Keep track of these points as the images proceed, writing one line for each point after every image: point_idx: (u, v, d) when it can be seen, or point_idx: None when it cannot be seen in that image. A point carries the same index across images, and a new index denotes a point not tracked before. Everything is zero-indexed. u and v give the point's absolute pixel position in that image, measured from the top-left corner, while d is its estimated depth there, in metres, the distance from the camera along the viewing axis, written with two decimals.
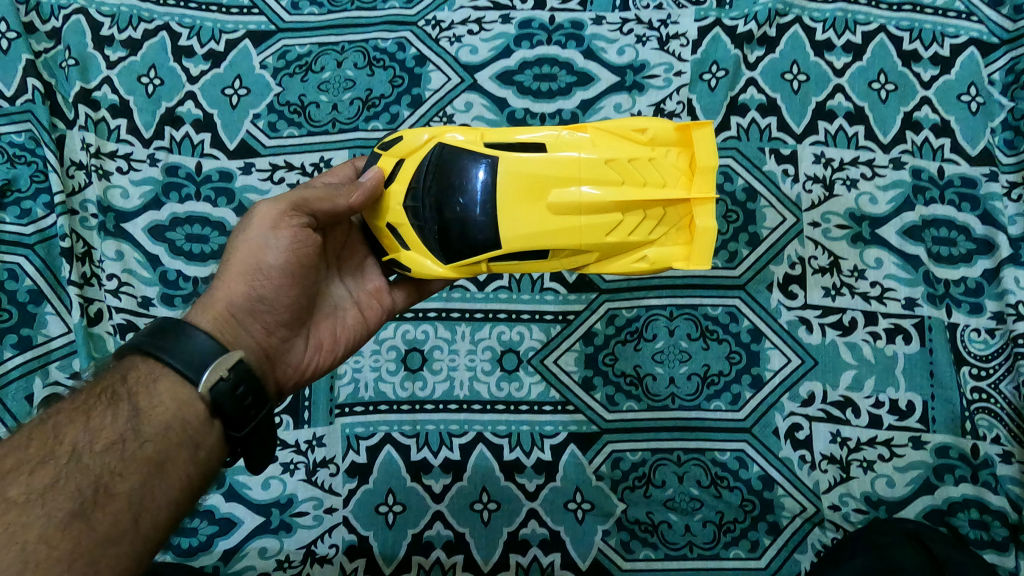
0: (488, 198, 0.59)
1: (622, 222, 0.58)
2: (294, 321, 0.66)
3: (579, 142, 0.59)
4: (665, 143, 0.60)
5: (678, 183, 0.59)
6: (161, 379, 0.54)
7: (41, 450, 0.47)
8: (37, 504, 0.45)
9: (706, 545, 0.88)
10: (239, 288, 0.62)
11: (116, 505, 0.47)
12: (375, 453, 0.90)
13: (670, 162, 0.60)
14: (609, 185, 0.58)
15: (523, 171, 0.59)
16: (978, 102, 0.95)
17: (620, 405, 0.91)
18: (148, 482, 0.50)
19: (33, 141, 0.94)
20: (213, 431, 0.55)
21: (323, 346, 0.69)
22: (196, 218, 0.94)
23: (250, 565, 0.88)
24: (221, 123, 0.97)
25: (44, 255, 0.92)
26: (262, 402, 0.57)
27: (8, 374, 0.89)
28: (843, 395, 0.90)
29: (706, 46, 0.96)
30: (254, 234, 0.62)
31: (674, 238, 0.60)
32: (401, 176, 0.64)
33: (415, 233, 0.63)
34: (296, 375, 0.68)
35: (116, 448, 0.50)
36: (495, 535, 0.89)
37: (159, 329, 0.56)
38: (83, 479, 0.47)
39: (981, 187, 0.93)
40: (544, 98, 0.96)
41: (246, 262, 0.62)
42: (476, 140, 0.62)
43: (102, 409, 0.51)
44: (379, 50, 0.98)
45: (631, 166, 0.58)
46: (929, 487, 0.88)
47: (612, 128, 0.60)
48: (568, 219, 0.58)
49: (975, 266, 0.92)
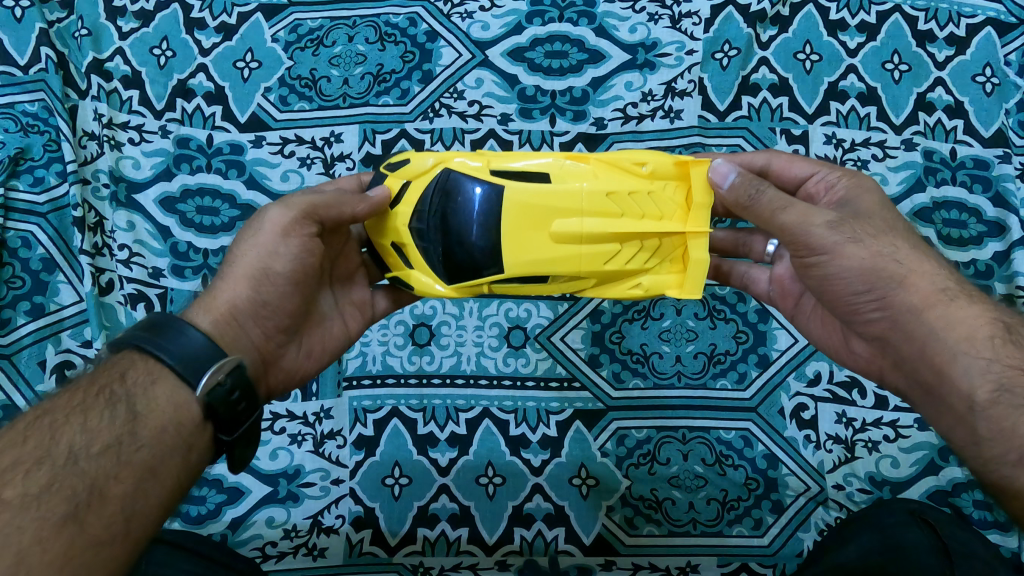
0: (490, 227, 0.60)
1: (619, 251, 0.60)
2: (291, 328, 0.65)
3: (580, 172, 0.61)
4: (664, 176, 0.61)
5: (674, 216, 0.61)
6: (159, 381, 0.54)
7: (38, 450, 0.48)
8: (32, 506, 0.45)
9: (709, 522, 0.88)
10: (244, 291, 0.61)
11: (110, 508, 0.48)
12: (382, 426, 0.91)
13: (668, 195, 0.61)
14: (608, 216, 0.60)
15: (527, 201, 0.60)
16: (993, 83, 0.95)
17: (626, 382, 0.91)
18: (142, 485, 0.50)
19: (46, 111, 0.95)
20: (204, 433, 0.55)
21: (313, 353, 0.69)
22: (207, 190, 0.94)
23: (258, 534, 0.89)
24: (232, 96, 0.97)
25: (56, 224, 0.93)
26: (255, 406, 0.58)
27: (21, 340, 0.90)
28: (849, 376, 0.90)
29: (719, 25, 0.96)
30: (264, 239, 0.62)
31: (668, 268, 0.63)
32: (408, 199, 0.63)
33: (419, 255, 0.64)
34: (285, 381, 0.67)
35: (112, 451, 0.50)
36: (499, 510, 0.89)
37: (157, 327, 0.56)
38: (78, 482, 0.47)
39: (993, 169, 0.93)
40: (555, 75, 0.96)
41: (253, 266, 0.62)
42: (482, 166, 0.62)
43: (99, 410, 0.51)
44: (390, 25, 0.98)
45: (631, 199, 0.60)
46: (933, 468, 0.88)
47: (612, 160, 0.62)
48: (569, 248, 0.60)
49: (986, 248, 0.91)
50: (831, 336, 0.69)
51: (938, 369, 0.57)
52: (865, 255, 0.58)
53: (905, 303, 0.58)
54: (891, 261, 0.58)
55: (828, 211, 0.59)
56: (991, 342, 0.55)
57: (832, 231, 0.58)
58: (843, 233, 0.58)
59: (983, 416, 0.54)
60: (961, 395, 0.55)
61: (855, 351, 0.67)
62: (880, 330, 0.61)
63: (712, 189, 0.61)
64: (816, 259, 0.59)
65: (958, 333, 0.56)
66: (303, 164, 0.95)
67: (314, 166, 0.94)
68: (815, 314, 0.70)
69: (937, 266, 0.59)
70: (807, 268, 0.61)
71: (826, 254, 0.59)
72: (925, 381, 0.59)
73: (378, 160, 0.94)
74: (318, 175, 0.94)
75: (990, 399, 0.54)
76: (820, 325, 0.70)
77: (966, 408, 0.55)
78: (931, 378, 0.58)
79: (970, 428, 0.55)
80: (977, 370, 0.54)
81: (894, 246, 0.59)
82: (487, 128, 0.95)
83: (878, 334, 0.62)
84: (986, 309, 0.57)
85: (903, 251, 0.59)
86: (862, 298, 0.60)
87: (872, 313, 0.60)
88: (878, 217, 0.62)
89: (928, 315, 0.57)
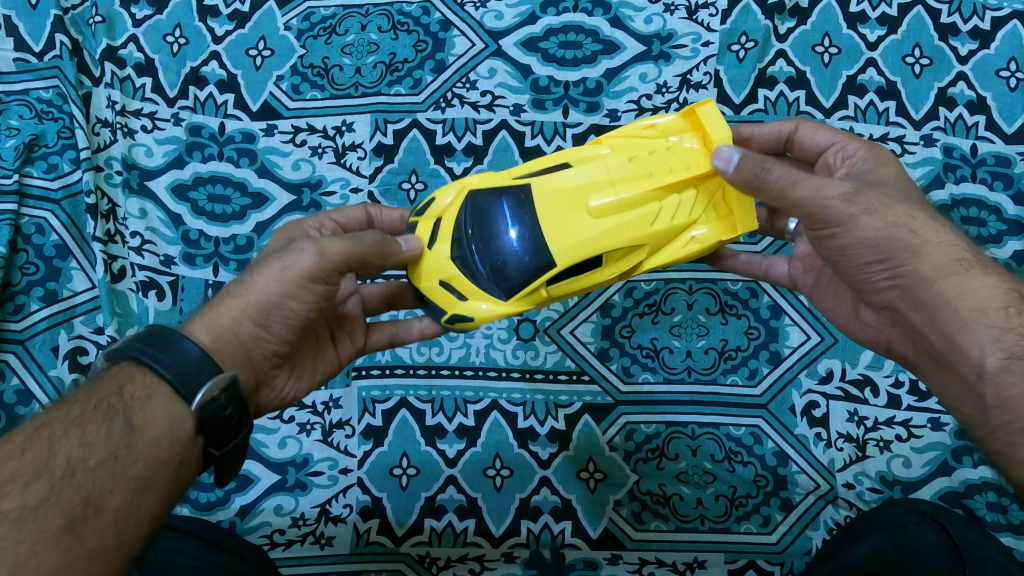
0: (529, 227, 0.60)
1: (662, 210, 0.60)
2: (289, 351, 0.65)
3: (599, 151, 0.63)
4: (676, 132, 0.63)
5: (700, 163, 0.61)
6: (156, 395, 0.54)
7: (37, 462, 0.48)
8: (29, 519, 0.45)
9: (717, 519, 0.88)
10: (248, 312, 0.60)
11: (105, 521, 0.49)
12: (390, 416, 0.91)
13: (686, 148, 0.62)
14: (639, 179, 0.60)
15: (556, 187, 0.61)
16: (1017, 78, 0.92)
17: (636, 376, 0.91)
18: (136, 498, 0.51)
19: (60, 98, 0.95)
20: (196, 446, 0.56)
21: (303, 373, 0.69)
22: (219, 178, 0.94)
23: (265, 522, 0.90)
24: (244, 83, 0.97)
25: (70, 211, 0.93)
26: (245, 421, 0.58)
27: (34, 326, 0.90)
28: (862, 374, 0.89)
29: (736, 17, 0.95)
30: (289, 277, 0.60)
31: (713, 215, 0.62)
32: (441, 236, 0.64)
33: (468, 281, 0.62)
34: (275, 400, 0.68)
35: (108, 464, 0.50)
36: (506, 502, 0.89)
37: (154, 338, 0.55)
38: (74, 495, 0.48)
39: (1016, 166, 0.91)
40: (569, 66, 0.95)
41: (267, 296, 0.60)
42: (500, 180, 0.64)
43: (97, 423, 0.52)
44: (403, 15, 0.98)
45: (653, 158, 0.61)
46: (947, 469, 0.86)
47: (626, 134, 0.64)
48: (614, 218, 0.60)
49: (1005, 247, 0.89)
50: (841, 307, 0.68)
51: (950, 338, 0.56)
52: (880, 225, 0.57)
53: (917, 272, 0.57)
54: (906, 230, 0.57)
55: (841, 182, 0.58)
56: (1005, 312, 0.54)
57: (847, 203, 0.57)
58: (858, 205, 0.57)
59: (991, 384, 0.54)
60: (971, 363, 0.55)
61: (864, 321, 0.66)
62: (889, 299, 0.60)
63: (725, 119, 0.61)
64: (830, 231, 0.58)
65: (971, 303, 0.55)
66: (314, 153, 0.94)
67: (325, 155, 0.94)
68: (830, 285, 0.69)
69: (954, 236, 0.58)
70: (822, 240, 0.60)
71: (840, 225, 0.58)
72: (934, 349, 0.59)
73: (390, 151, 0.94)
74: (330, 164, 0.94)
75: (999, 367, 0.53)
76: (833, 299, 0.69)
77: (976, 376, 0.55)
78: (941, 346, 0.57)
79: (979, 399, 0.55)
80: (988, 339, 0.54)
81: (909, 215, 0.58)
82: (499, 119, 0.94)
83: (887, 303, 0.61)
84: (1002, 280, 0.56)
85: (919, 221, 0.58)
86: (875, 266, 0.59)
87: (882, 282, 0.59)
88: (893, 187, 0.61)
89: (941, 285, 0.56)
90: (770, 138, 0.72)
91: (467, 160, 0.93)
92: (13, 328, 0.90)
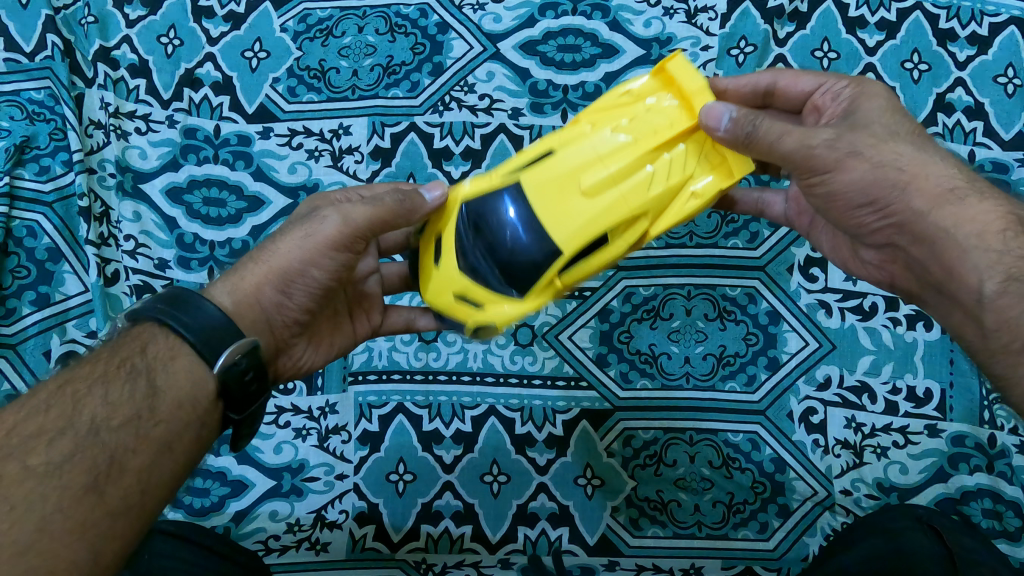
0: (529, 219, 0.59)
1: (656, 176, 0.60)
2: (308, 321, 0.65)
3: (579, 130, 0.63)
4: (651, 93, 0.63)
5: (683, 119, 0.61)
6: (179, 357, 0.54)
7: (61, 419, 0.49)
8: (53, 476, 0.46)
9: (715, 526, 0.87)
10: (270, 279, 0.61)
11: (127, 481, 0.49)
12: (387, 421, 0.91)
13: (664, 106, 0.62)
14: (626, 149, 0.60)
15: (547, 174, 0.60)
16: (1015, 84, 0.92)
17: (634, 382, 0.90)
18: (157, 459, 0.51)
19: (52, 99, 0.94)
20: (216, 410, 0.56)
21: (321, 345, 0.70)
22: (215, 181, 0.93)
23: (261, 527, 0.89)
24: (240, 86, 0.96)
25: (62, 213, 0.92)
26: (264, 385, 0.58)
27: (26, 330, 0.90)
28: (860, 380, 0.89)
29: (735, 21, 0.94)
30: (313, 244, 0.61)
31: (709, 165, 0.62)
32: (444, 253, 0.62)
33: (482, 289, 0.61)
34: (293, 370, 0.68)
35: (131, 424, 0.51)
36: (504, 509, 0.89)
37: (177, 299, 0.56)
38: (98, 454, 0.48)
39: (1013, 172, 0.91)
40: (568, 70, 0.94)
41: (291, 264, 0.61)
42: (488, 179, 0.63)
43: (121, 382, 0.52)
44: (401, 17, 0.97)
45: (635, 126, 0.61)
46: (942, 475, 0.86)
47: (601, 108, 0.64)
48: (611, 193, 0.59)
49: None
50: (840, 248, 0.70)
51: (947, 266, 0.57)
52: (867, 167, 0.57)
53: (911, 208, 0.57)
54: (893, 168, 0.57)
55: (823, 129, 0.59)
56: (1002, 236, 0.54)
57: (830, 148, 0.58)
58: (841, 149, 0.58)
59: (991, 308, 0.54)
60: (970, 290, 0.55)
61: (865, 260, 0.68)
62: (888, 237, 0.61)
63: (696, 70, 0.61)
64: (820, 177, 0.59)
65: (969, 230, 0.55)
66: (310, 156, 0.94)
67: (321, 159, 0.93)
68: (827, 226, 0.71)
69: (947, 165, 0.58)
70: (811, 187, 0.61)
71: (828, 171, 0.58)
72: (934, 280, 0.59)
73: (387, 154, 0.93)
74: (327, 167, 0.93)
75: (998, 290, 0.53)
76: (830, 238, 0.71)
77: (975, 301, 0.55)
78: (941, 276, 0.58)
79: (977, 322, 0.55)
80: (985, 264, 0.54)
81: (897, 152, 0.58)
82: (497, 122, 0.93)
83: (886, 242, 0.62)
84: (999, 204, 0.56)
85: (907, 157, 0.58)
86: (865, 210, 0.60)
87: (875, 222, 0.60)
88: (880, 125, 0.60)
89: (936, 216, 0.56)
90: (747, 91, 0.71)
91: (466, 164, 0.93)
92: (4, 333, 0.89)
